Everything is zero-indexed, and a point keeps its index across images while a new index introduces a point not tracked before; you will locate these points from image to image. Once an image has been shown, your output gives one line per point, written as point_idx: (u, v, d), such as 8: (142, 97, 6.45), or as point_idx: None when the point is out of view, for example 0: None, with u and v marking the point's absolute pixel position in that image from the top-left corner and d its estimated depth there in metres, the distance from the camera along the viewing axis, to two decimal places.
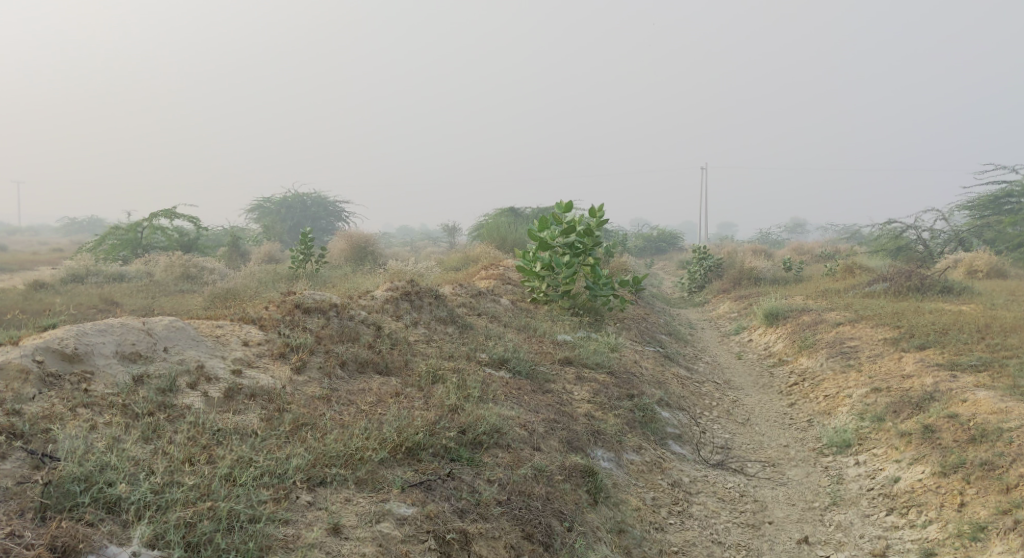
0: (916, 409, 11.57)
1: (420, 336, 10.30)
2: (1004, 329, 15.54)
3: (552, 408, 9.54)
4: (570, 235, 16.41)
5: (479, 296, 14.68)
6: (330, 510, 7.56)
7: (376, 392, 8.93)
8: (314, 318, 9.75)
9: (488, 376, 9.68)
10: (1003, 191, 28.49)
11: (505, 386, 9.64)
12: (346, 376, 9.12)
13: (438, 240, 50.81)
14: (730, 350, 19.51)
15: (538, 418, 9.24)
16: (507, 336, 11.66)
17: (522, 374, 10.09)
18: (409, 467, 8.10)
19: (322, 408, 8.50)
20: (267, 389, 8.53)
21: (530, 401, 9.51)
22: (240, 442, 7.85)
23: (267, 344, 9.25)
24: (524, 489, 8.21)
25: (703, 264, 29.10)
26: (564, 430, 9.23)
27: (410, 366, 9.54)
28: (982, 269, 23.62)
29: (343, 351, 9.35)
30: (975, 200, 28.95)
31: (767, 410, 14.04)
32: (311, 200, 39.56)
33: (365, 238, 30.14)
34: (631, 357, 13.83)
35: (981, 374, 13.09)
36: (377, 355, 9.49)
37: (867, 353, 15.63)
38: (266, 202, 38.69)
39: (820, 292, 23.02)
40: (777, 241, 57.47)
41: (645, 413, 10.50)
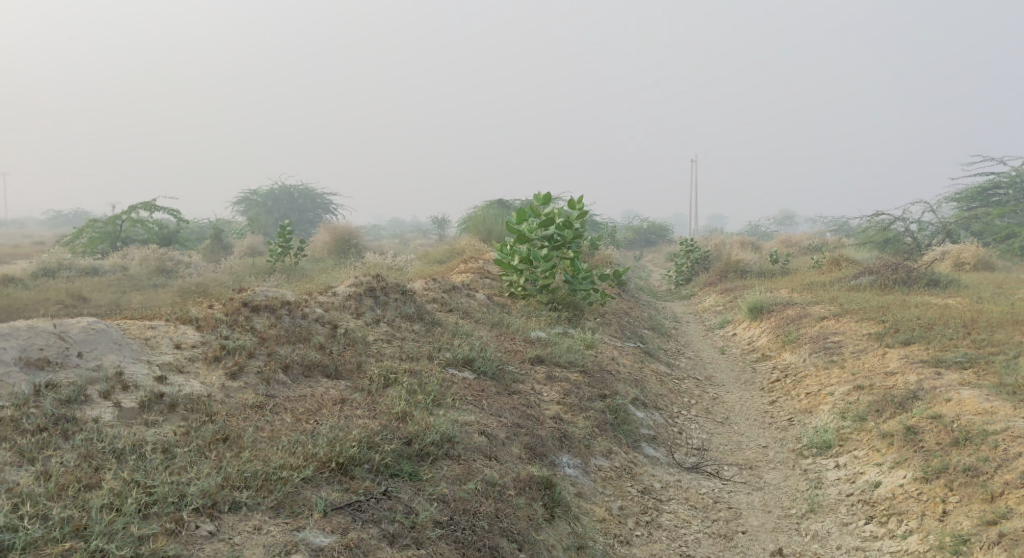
0: (898, 408, 11.21)
1: (382, 335, 9.87)
2: (990, 324, 15.20)
3: (517, 412, 9.17)
4: (549, 227, 15.93)
5: (453, 291, 14.25)
6: (232, 542, 7.12)
7: (315, 399, 8.52)
8: (262, 317, 9.38)
9: (449, 378, 9.28)
10: (990, 183, 28.16)
11: (468, 388, 9.26)
12: (288, 381, 8.71)
13: (428, 232, 50.36)
14: (714, 345, 19.14)
15: (500, 423, 8.88)
16: (477, 333, 11.24)
17: (488, 375, 9.67)
18: (338, 486, 7.68)
19: (253, 418, 8.12)
20: (193, 398, 8.15)
21: (493, 404, 9.14)
22: (138, 462, 7.45)
23: (202, 346, 8.83)
24: (469, 508, 7.81)
25: (690, 257, 28.71)
26: (527, 436, 8.86)
27: (363, 368, 9.12)
28: (969, 262, 23.31)
29: (287, 353, 8.95)
30: (963, 192, 28.67)
31: (747, 408, 13.67)
32: (298, 192, 38.97)
33: (349, 230, 29.64)
34: (609, 354, 13.43)
35: (966, 370, 12.75)
36: (326, 357, 9.07)
37: (851, 348, 15.27)
38: (252, 194, 38.10)
39: (806, 285, 22.67)
40: (766, 233, 57.17)
41: (618, 415, 10.10)
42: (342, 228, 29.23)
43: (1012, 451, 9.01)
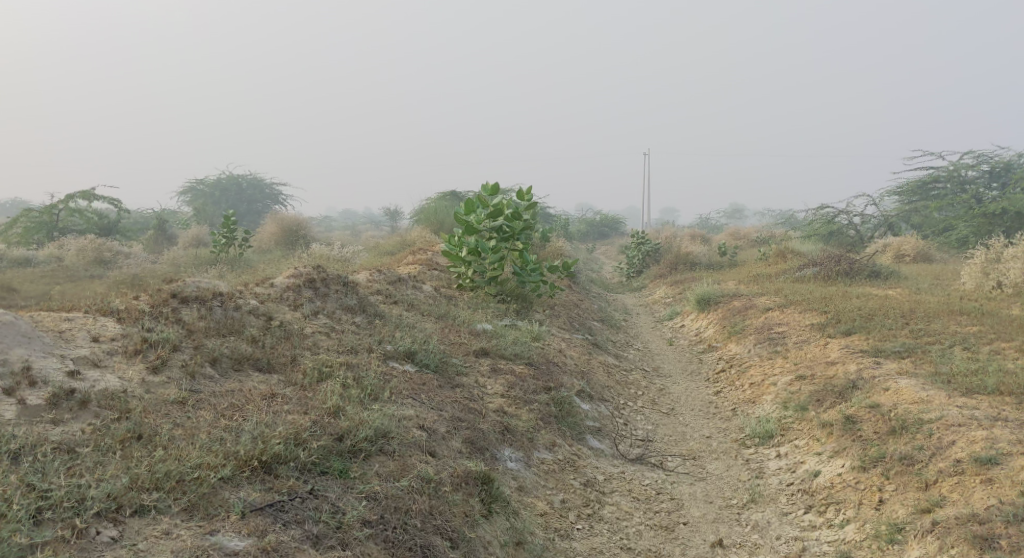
0: (839, 398, 11.27)
1: (320, 327, 9.66)
2: (929, 315, 15.37)
3: (460, 405, 9.07)
4: (498, 218, 15.75)
5: (398, 282, 14.06)
6: (136, 547, 6.98)
7: (243, 394, 8.32)
8: (192, 308, 9.06)
9: (388, 371, 9.14)
10: (931, 176, 28.55)
11: (410, 381, 9.13)
12: (215, 375, 8.50)
13: (379, 224, 49.98)
14: (662, 336, 19.17)
15: (440, 417, 8.77)
16: (419, 325, 11.08)
17: (429, 368, 9.54)
18: (260, 485, 7.54)
19: (174, 415, 7.92)
20: (111, 394, 7.89)
21: (436, 398, 9.02)
22: (38, 463, 7.23)
23: (122, 339, 8.48)
24: (401, 506, 7.70)
25: (641, 249, 28.77)
26: (467, 429, 8.76)
27: (297, 362, 8.94)
28: (910, 254, 23.61)
29: (216, 345, 8.72)
30: (904, 186, 29.06)
31: (692, 399, 13.69)
32: (246, 182, 38.36)
33: (297, 221, 29.25)
34: (555, 346, 13.34)
35: (905, 360, 12.86)
36: (258, 350, 8.86)
37: (794, 339, 15.37)
38: (199, 184, 37.47)
39: (752, 277, 22.80)
40: (715, 226, 57.60)
41: (563, 407, 10.02)
42: (289, 219, 28.83)
43: (945, 439, 9.07)
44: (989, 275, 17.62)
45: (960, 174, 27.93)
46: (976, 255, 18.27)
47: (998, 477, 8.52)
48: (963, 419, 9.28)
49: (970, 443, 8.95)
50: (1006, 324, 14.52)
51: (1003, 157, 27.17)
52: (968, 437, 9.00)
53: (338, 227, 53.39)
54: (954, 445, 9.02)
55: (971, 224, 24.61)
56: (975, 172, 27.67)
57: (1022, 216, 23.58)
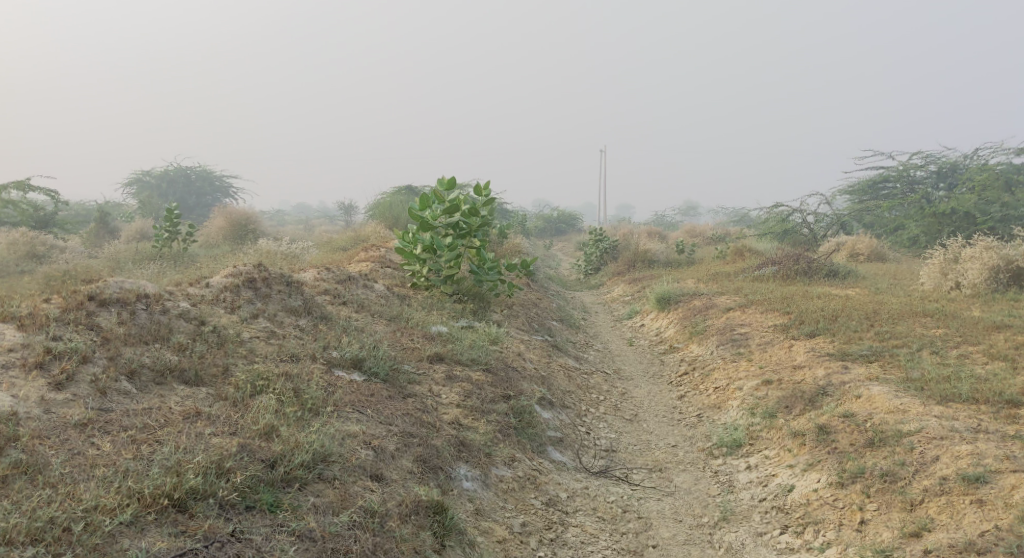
0: (808, 405, 10.81)
1: (259, 332, 8.96)
2: (892, 316, 15.00)
3: (412, 418, 8.44)
4: (454, 215, 15.09)
5: (348, 281, 13.36)
6: None
7: (162, 413, 7.64)
8: (111, 313, 8.36)
9: (332, 381, 8.49)
10: (881, 176, 28.39)
11: (358, 392, 8.49)
12: (132, 390, 7.80)
13: (335, 218, 49.00)
14: (622, 336, 18.68)
15: (389, 433, 8.15)
16: (369, 328, 10.41)
17: (379, 377, 8.89)
18: (172, 527, 6.93)
19: (76, 442, 7.25)
20: (4, 417, 7.21)
21: (385, 410, 8.38)
22: None
23: (24, 349, 7.76)
24: (339, 546, 7.13)
25: (598, 246, 28.27)
26: (420, 447, 8.14)
27: (229, 374, 8.24)
28: (864, 253, 23.38)
29: (134, 356, 8.01)
30: (855, 184, 28.90)
31: (656, 404, 13.18)
32: (194, 174, 37.24)
33: (246, 214, 28.37)
34: (514, 349, 12.75)
35: (873, 364, 12.42)
36: (185, 360, 8.16)
37: (757, 341, 14.94)
38: (146, 175, 36.33)
39: (710, 276, 22.39)
40: (670, 223, 57.43)
41: (522, 417, 9.42)
42: (238, 212, 27.95)
43: (928, 454, 8.63)
44: (947, 275, 17.35)
45: (908, 175, 27.83)
46: (933, 255, 17.99)
47: (988, 498, 8.13)
48: (945, 432, 8.86)
49: (954, 458, 8.52)
50: (971, 326, 14.17)
51: (950, 157, 27.13)
52: (953, 452, 8.57)
53: (292, 220, 52.35)
54: (938, 460, 8.59)
55: (921, 224, 24.50)
56: (924, 173, 27.57)
57: (970, 217, 23.48)
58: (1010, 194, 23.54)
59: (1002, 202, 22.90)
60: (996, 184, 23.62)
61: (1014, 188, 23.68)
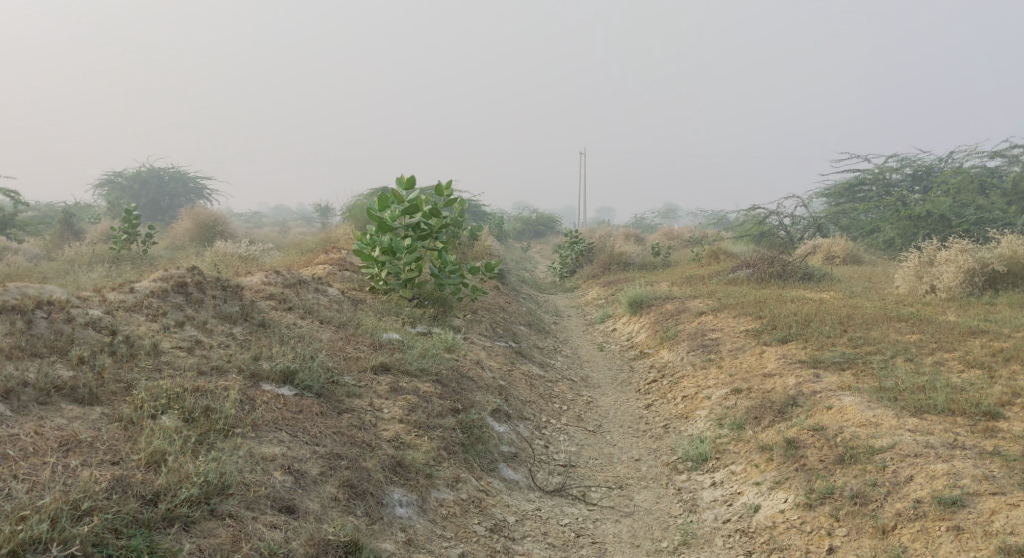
0: (778, 416, 10.27)
1: (181, 341, 8.38)
2: (867, 321, 14.49)
3: (344, 436, 7.91)
4: (414, 215, 14.46)
5: (298, 286, 12.74)
6: None
7: (33, 440, 7.06)
8: (7, 323, 7.79)
9: (253, 398, 7.94)
10: (856, 178, 27.98)
11: (285, 409, 7.97)
12: (8, 411, 7.20)
13: (313, 219, 48.17)
14: (593, 341, 18.10)
15: (314, 456, 7.64)
16: (312, 337, 9.81)
17: (313, 391, 8.31)
18: None
19: None
20: None
21: (313, 429, 7.86)
22: None
23: None
24: None
25: (574, 249, 27.64)
26: (348, 470, 7.62)
27: (132, 390, 7.65)
28: (839, 255, 22.94)
29: (19, 373, 7.43)
30: (831, 187, 28.48)
31: (621, 413, 12.63)
32: (167, 175, 36.17)
33: (215, 216, 27.65)
34: (472, 357, 12.15)
35: (845, 372, 11.89)
36: (80, 376, 7.59)
37: (728, 347, 14.41)
38: (118, 176, 35.37)
39: (685, 279, 21.88)
40: (649, 226, 57.05)
41: (471, 432, 8.80)
42: (206, 213, 27.21)
43: (902, 474, 8.12)
44: (922, 279, 16.86)
45: (884, 177, 27.47)
46: (909, 258, 17.51)
47: (964, 523, 7.64)
48: (919, 449, 8.35)
49: (930, 478, 8.02)
50: (947, 332, 13.67)
51: (925, 160, 26.77)
52: (928, 472, 8.08)
53: (271, 222, 51.50)
54: (912, 481, 8.08)
55: (897, 226, 24.07)
56: (899, 176, 27.21)
57: (945, 220, 23.08)
58: (984, 197, 23.18)
59: (977, 204, 22.53)
60: (970, 187, 23.30)
61: (988, 191, 23.31)
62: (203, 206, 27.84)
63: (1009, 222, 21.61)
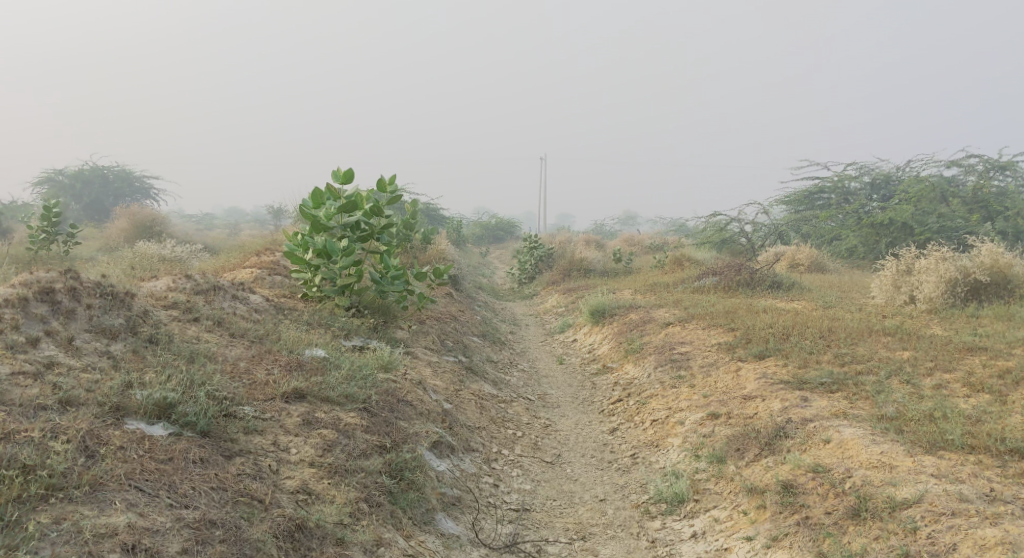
0: (764, 449, 8.80)
1: (26, 365, 6.80)
2: (850, 335, 13.03)
3: (228, 493, 6.46)
4: (353, 213, 12.76)
5: (210, 294, 11.15)
6: None
7: None
8: None
9: (102, 444, 6.44)
10: (815, 186, 26.64)
11: (145, 459, 6.47)
12: None
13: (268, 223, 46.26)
14: (551, 353, 16.55)
15: (178, 524, 6.20)
16: (212, 357, 8.27)
17: (194, 430, 6.82)
18: None
19: None
20: None
21: (182, 487, 6.39)
22: None
23: None
24: None
25: (532, 253, 26.10)
26: (225, 544, 6.19)
27: None
28: (803, 263, 21.66)
29: None
30: (790, 195, 27.11)
31: (584, 439, 11.11)
32: (112, 174, 33.06)
33: (152, 217, 25.48)
34: (413, 375, 10.54)
35: (834, 395, 10.38)
36: None
37: (700, 362, 12.97)
38: (57, 173, 32.21)
39: (647, 286, 20.46)
40: (610, 233, 55.80)
41: (401, 477, 7.24)
42: (143, 213, 25.06)
43: (942, 541, 7.04)
44: (901, 289, 15.49)
45: (843, 186, 26.19)
46: (886, 267, 16.15)
47: None
48: (954, 506, 7.26)
49: (979, 548, 6.95)
50: (940, 348, 12.26)
51: (884, 168, 25.58)
52: (976, 540, 6.99)
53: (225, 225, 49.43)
54: (956, 550, 7.00)
55: (858, 233, 22.75)
56: (857, 184, 25.94)
57: (908, 228, 21.82)
58: (945, 205, 21.98)
59: (939, 213, 21.34)
60: (931, 195, 22.12)
61: (950, 199, 22.14)
62: (141, 206, 25.81)
63: (972, 231, 20.46)
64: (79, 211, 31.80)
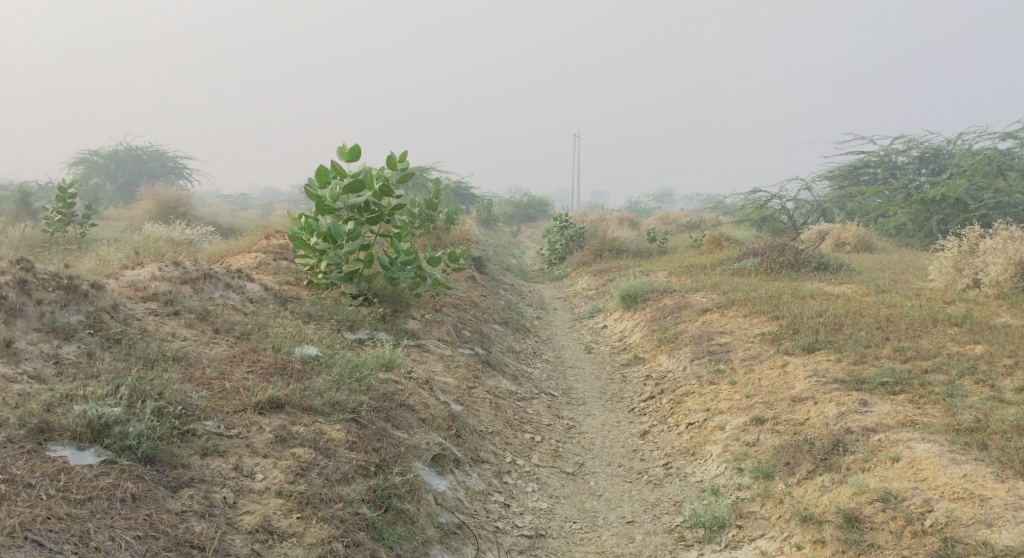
0: (820, 465, 7.55)
1: None
2: (912, 325, 11.65)
3: (158, 543, 5.80)
4: (360, 193, 11.58)
5: (200, 283, 10.11)
6: None
7: None
8: None
9: (12, 481, 5.79)
10: (860, 160, 25.03)
11: (54, 502, 5.78)
12: None
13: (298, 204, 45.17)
14: (579, 341, 15.33)
15: None
16: (180, 360, 7.17)
17: (132, 457, 6.13)
18: None
19: None
20: None
21: (96, 538, 5.72)
22: None
23: None
24: None
25: (563, 233, 24.78)
26: None
27: None
28: (849, 242, 20.17)
29: None
30: (834, 169, 25.58)
31: (612, 442, 9.92)
32: (146, 155, 31.70)
33: (178, 199, 24.20)
34: (420, 374, 9.41)
35: (898, 399, 9.10)
36: None
37: (741, 355, 11.70)
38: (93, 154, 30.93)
39: (683, 269, 19.11)
40: (645, 210, 54.30)
41: (386, 506, 6.50)
42: (168, 195, 23.79)
43: None
44: (964, 271, 14.02)
45: (890, 160, 24.53)
46: (947, 247, 14.68)
47: None
48: None
49: None
50: (1014, 341, 10.89)
51: (935, 141, 23.86)
52: None
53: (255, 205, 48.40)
54: None
55: (908, 210, 21.17)
56: (906, 158, 24.27)
57: (962, 204, 20.25)
58: (1002, 179, 20.36)
59: (996, 188, 19.79)
60: (988, 169, 20.50)
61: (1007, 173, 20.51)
62: (168, 189, 24.59)
63: None
64: (113, 193, 30.60)
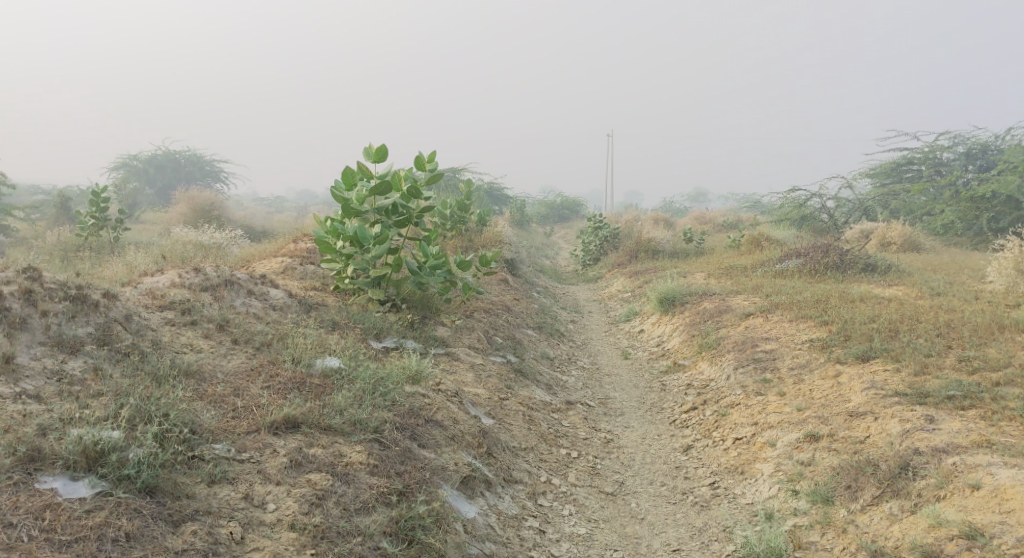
0: (887, 491, 6.91)
1: None
2: (974, 332, 10.93)
3: None
4: (387, 194, 11.00)
5: (220, 289, 9.62)
6: None
7: None
8: None
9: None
10: (905, 157, 24.20)
11: (37, 544, 5.35)
12: None
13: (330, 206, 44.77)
14: (615, 346, 14.70)
15: None
16: (193, 375, 6.64)
17: (130, 489, 5.67)
18: None
19: None
20: None
21: None
22: None
23: None
24: None
25: (597, 234, 24.09)
26: None
27: None
28: (895, 241, 19.37)
29: None
30: (877, 166, 24.77)
31: (653, 457, 9.29)
32: (183, 159, 31.39)
33: (211, 202, 23.73)
34: (450, 386, 8.84)
35: (968, 415, 8.42)
36: None
37: (789, 363, 11.03)
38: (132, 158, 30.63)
39: (722, 270, 18.42)
40: (679, 210, 53.44)
41: (410, 540, 6.00)
42: (201, 198, 23.33)
43: None
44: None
45: (936, 156, 23.66)
46: (1005, 247, 13.92)
47: None
48: None
49: None
50: None
51: (983, 136, 22.98)
52: None
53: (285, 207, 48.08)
54: None
55: (957, 208, 20.33)
56: (952, 154, 23.40)
57: (1014, 202, 19.41)
58: None
59: None
60: None
61: None
62: (201, 191, 24.13)
63: None
64: (151, 197, 30.31)
